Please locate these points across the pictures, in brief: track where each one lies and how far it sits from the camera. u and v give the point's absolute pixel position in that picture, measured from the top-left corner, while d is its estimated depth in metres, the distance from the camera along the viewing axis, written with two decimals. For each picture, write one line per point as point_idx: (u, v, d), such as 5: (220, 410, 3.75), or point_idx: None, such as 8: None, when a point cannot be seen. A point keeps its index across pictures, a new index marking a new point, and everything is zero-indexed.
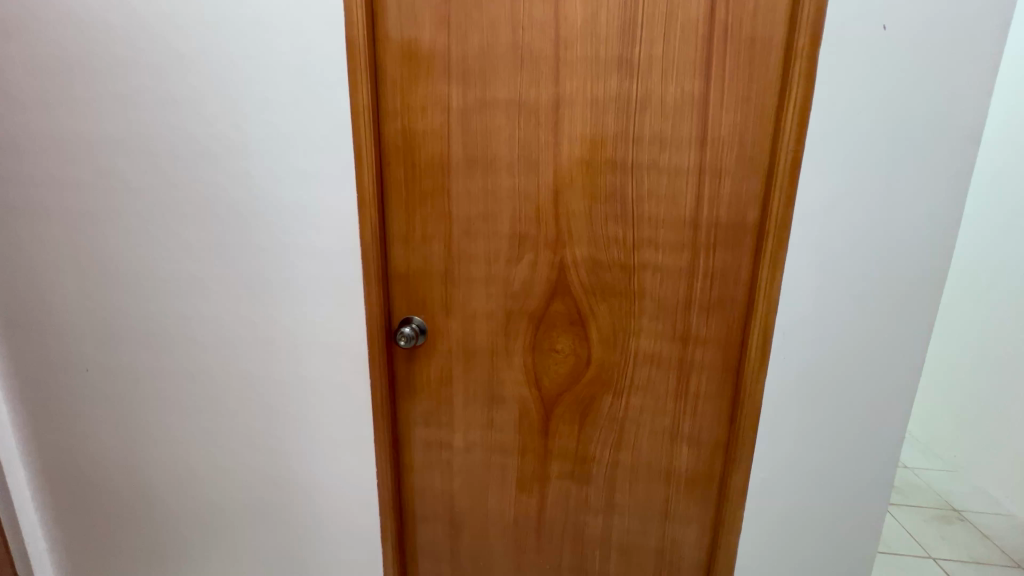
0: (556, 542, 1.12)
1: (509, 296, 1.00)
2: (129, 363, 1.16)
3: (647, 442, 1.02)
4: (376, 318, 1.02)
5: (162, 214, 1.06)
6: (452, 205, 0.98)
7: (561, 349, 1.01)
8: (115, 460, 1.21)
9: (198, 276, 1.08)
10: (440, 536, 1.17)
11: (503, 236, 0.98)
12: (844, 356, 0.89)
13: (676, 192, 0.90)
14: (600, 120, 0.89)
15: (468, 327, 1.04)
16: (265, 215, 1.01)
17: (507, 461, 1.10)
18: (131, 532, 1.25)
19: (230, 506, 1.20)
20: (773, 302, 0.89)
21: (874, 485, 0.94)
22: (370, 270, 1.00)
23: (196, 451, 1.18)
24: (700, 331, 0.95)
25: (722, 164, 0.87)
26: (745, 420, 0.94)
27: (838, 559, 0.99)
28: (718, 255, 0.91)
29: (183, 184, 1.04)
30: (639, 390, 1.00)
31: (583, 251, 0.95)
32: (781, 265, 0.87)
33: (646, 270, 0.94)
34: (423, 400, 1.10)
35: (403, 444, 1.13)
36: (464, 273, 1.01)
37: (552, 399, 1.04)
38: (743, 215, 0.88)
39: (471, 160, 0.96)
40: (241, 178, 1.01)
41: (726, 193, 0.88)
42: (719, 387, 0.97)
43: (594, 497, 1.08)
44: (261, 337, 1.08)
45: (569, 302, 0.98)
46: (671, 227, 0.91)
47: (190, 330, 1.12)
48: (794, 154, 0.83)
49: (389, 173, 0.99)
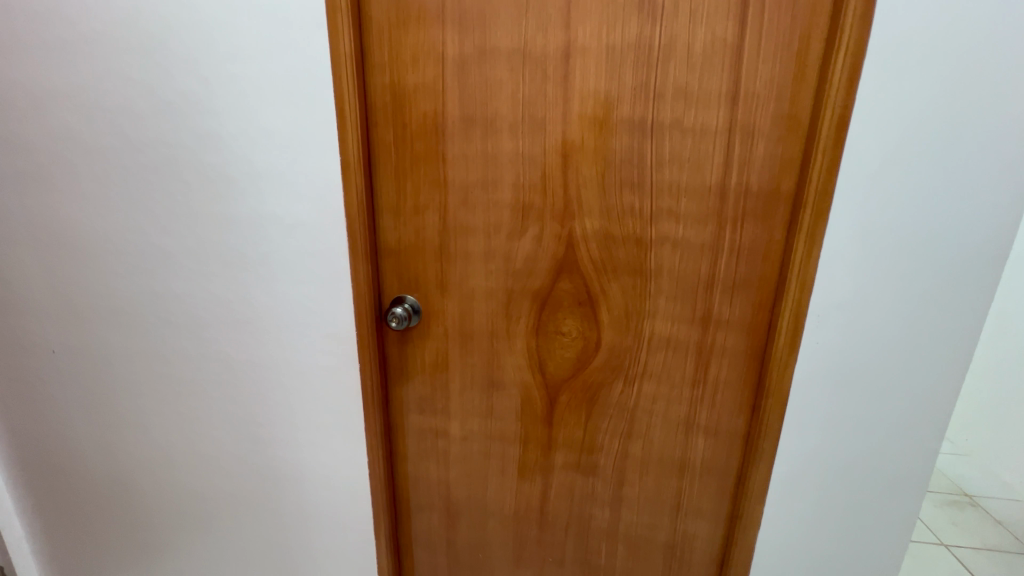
0: (559, 534, 1.05)
1: (510, 273, 0.91)
2: (99, 345, 1.07)
3: (659, 432, 0.94)
4: (364, 298, 0.93)
5: (125, 181, 0.96)
6: (447, 171, 0.88)
7: (568, 331, 0.92)
8: (92, 448, 1.14)
9: (167, 250, 0.98)
10: (436, 526, 1.11)
11: (505, 207, 0.87)
12: (881, 343, 0.80)
13: (701, 157, 0.79)
14: (617, 72, 0.78)
15: (466, 307, 0.95)
16: (238, 182, 0.91)
17: (507, 451, 1.02)
18: (111, 521, 1.18)
19: (214, 495, 1.13)
20: (808, 282, 0.79)
21: (908, 483, 0.86)
22: (356, 245, 0.90)
23: (175, 438, 1.11)
24: (723, 314, 0.86)
25: (756, 123, 0.76)
26: (771, 412, 0.85)
27: (864, 560, 0.91)
28: (745, 229, 0.81)
29: (147, 147, 0.93)
30: (653, 376, 0.91)
31: (594, 223, 0.85)
32: (820, 238, 0.76)
33: (663, 245, 0.84)
34: (418, 385, 1.02)
35: (397, 432, 1.06)
36: (461, 248, 0.91)
37: (557, 386, 0.96)
38: (776, 183, 0.78)
39: (468, 120, 0.85)
40: (210, 140, 0.90)
41: (758, 157, 0.78)
42: (740, 374, 0.88)
43: (602, 489, 1.01)
44: (238, 317, 1.00)
45: (577, 281, 0.89)
46: (694, 197, 0.81)
47: (161, 308, 1.02)
48: (841, 110, 0.71)
49: (377, 134, 0.88)
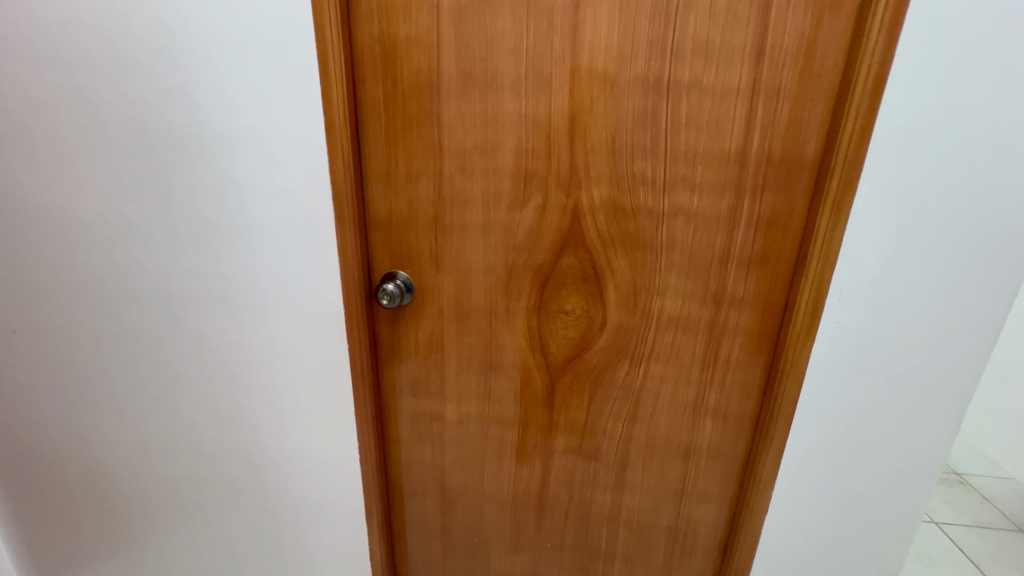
0: (558, 520, 1.02)
1: (510, 248, 0.84)
2: (65, 325, 0.99)
3: (665, 415, 0.90)
4: (353, 273, 0.86)
5: (85, 143, 0.87)
6: (442, 134, 0.80)
7: (571, 310, 0.87)
8: (64, 435, 1.07)
9: (135, 221, 0.90)
10: (431, 512, 1.07)
11: (505, 174, 0.81)
12: (905, 321, 0.76)
13: (721, 120, 0.72)
14: (631, 24, 0.71)
15: (463, 284, 0.88)
16: (211, 145, 0.83)
17: (505, 435, 0.98)
18: (86, 510, 1.12)
19: (196, 482, 1.07)
20: (831, 258, 0.73)
21: (922, 467, 0.83)
22: (343, 215, 0.83)
23: (152, 423, 1.04)
24: (737, 291, 0.81)
25: (783, 82, 0.70)
26: (785, 394, 0.81)
27: (873, 545, 0.89)
28: (766, 200, 0.75)
29: (107, 104, 0.84)
30: (660, 357, 0.87)
31: (601, 192, 0.79)
32: (847, 209, 0.71)
33: (677, 217, 0.78)
34: (411, 367, 0.96)
35: (389, 415, 1.00)
36: (458, 219, 0.84)
37: (559, 368, 0.91)
38: (801, 149, 0.72)
39: (466, 76, 0.77)
40: (178, 98, 0.81)
41: (782, 120, 0.71)
42: (753, 355, 0.84)
43: (604, 474, 0.97)
44: (215, 294, 0.92)
45: (582, 255, 0.83)
46: (711, 164, 0.75)
47: (130, 284, 0.94)
48: (878, 67, 0.65)
49: (365, 93, 0.80)
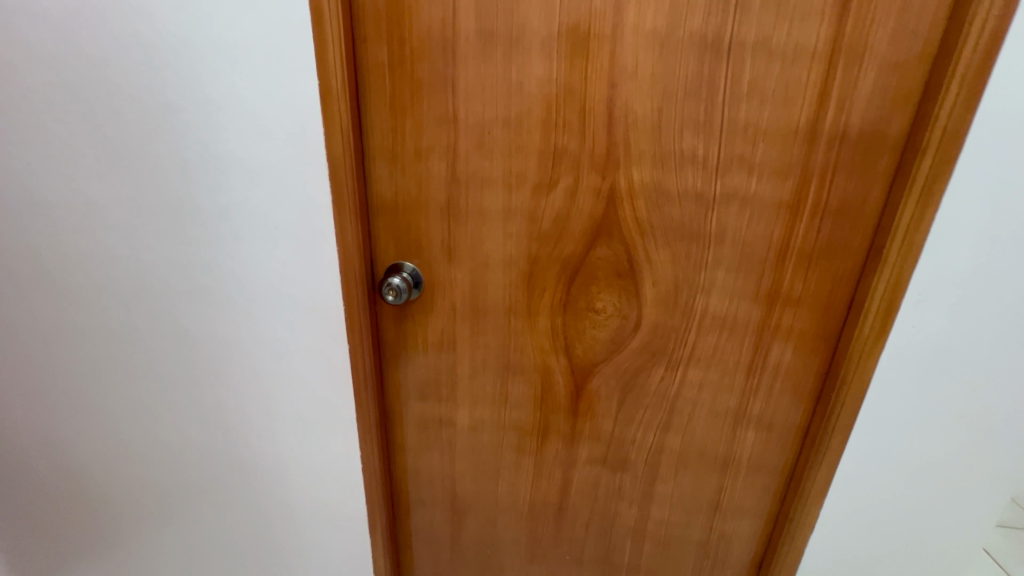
0: (579, 532, 0.94)
1: (534, 237, 0.74)
2: (30, 320, 0.88)
3: (703, 424, 0.81)
4: (354, 265, 0.75)
5: (38, 111, 0.74)
6: (458, 104, 0.69)
7: (602, 309, 0.77)
8: (32, 440, 0.97)
9: (103, 202, 0.78)
10: (439, 522, 0.98)
11: (531, 151, 0.69)
12: (991, 328, 0.65)
13: (790, 90, 0.61)
14: None
15: (479, 277, 0.78)
16: (187, 115, 0.71)
17: (523, 443, 0.89)
18: (60, 519, 1.02)
19: (183, 489, 0.98)
20: (913, 253, 0.63)
21: (990, 486, 0.74)
22: (342, 199, 0.72)
23: (132, 427, 0.94)
24: (795, 289, 0.71)
25: (869, 43, 0.58)
26: (844, 406, 0.72)
27: (925, 567, 0.81)
28: (836, 185, 0.65)
29: (64, 64, 0.71)
30: (701, 362, 0.77)
31: (643, 174, 0.68)
32: (938, 195, 0.60)
33: (730, 203, 0.67)
34: (419, 368, 0.86)
35: (394, 420, 0.91)
36: (474, 204, 0.73)
37: (585, 372, 0.81)
38: (882, 125, 0.61)
39: (486, 35, 0.65)
40: (146, 59, 0.69)
41: (864, 88, 0.60)
42: (807, 360, 0.74)
43: (631, 485, 0.88)
44: (198, 286, 0.81)
45: (617, 247, 0.72)
46: (774, 141, 0.64)
47: (102, 275, 0.83)
48: (993, 23, 0.53)
49: (367, 53, 0.68)
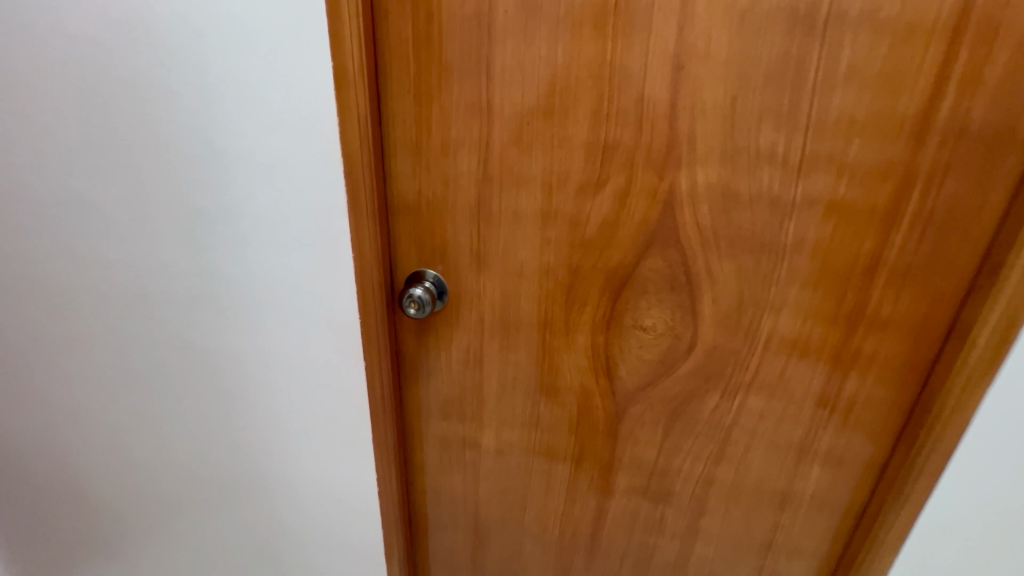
0: (612, 565, 0.86)
1: (576, 245, 0.64)
2: (23, 324, 0.82)
3: (760, 456, 0.72)
4: (371, 273, 0.67)
5: (25, 97, 0.67)
6: (493, 90, 0.59)
7: (651, 327, 0.67)
8: (29, 449, 0.91)
9: (96, 199, 0.71)
10: (459, 547, 0.91)
11: (576, 146, 0.60)
12: None
13: (898, 76, 0.51)
14: None
15: (511, 287, 0.69)
16: (187, 102, 0.63)
17: (554, 468, 0.80)
18: (61, 531, 0.97)
19: (187, 504, 0.92)
20: None
21: None
22: (359, 199, 0.63)
23: (134, 440, 0.88)
24: (883, 310, 0.60)
25: (1006, 15, 0.47)
26: (937, 448, 0.61)
27: None
28: (944, 190, 0.54)
29: (49, 44, 0.63)
30: (763, 389, 0.67)
31: (709, 174, 0.58)
32: None
33: (811, 211, 0.57)
34: (441, 385, 0.78)
35: (412, 439, 0.83)
36: (508, 205, 0.64)
37: (628, 395, 0.72)
38: (1012, 118, 0.50)
39: (529, 8, 0.55)
40: (140, 37, 0.61)
41: (992, 73, 0.49)
42: (891, 391, 0.64)
43: (673, 519, 0.79)
44: (200, 292, 0.74)
45: (673, 258, 0.63)
46: (873, 137, 0.53)
47: (98, 278, 0.76)
48: None
49: (389, 31, 0.59)
